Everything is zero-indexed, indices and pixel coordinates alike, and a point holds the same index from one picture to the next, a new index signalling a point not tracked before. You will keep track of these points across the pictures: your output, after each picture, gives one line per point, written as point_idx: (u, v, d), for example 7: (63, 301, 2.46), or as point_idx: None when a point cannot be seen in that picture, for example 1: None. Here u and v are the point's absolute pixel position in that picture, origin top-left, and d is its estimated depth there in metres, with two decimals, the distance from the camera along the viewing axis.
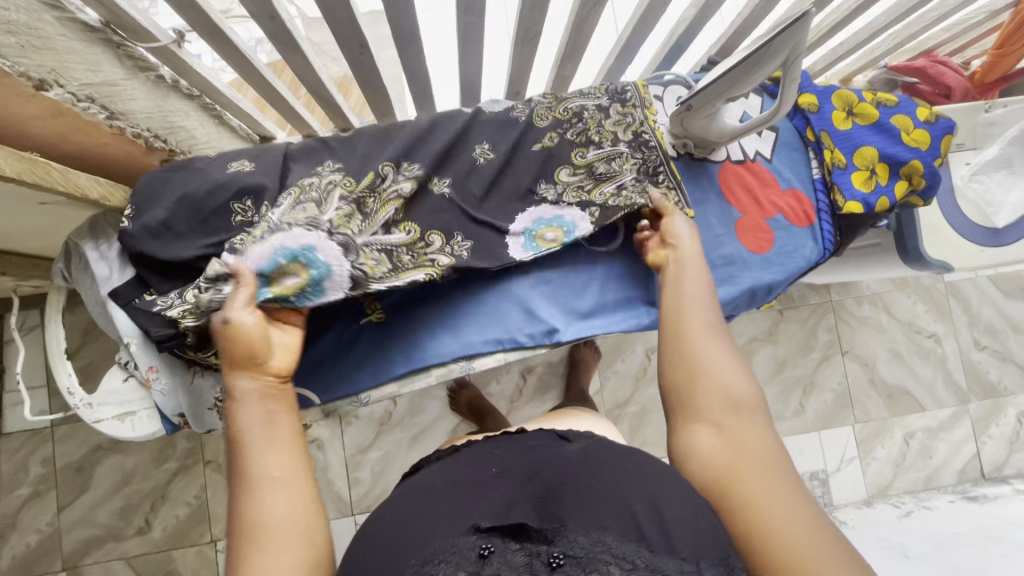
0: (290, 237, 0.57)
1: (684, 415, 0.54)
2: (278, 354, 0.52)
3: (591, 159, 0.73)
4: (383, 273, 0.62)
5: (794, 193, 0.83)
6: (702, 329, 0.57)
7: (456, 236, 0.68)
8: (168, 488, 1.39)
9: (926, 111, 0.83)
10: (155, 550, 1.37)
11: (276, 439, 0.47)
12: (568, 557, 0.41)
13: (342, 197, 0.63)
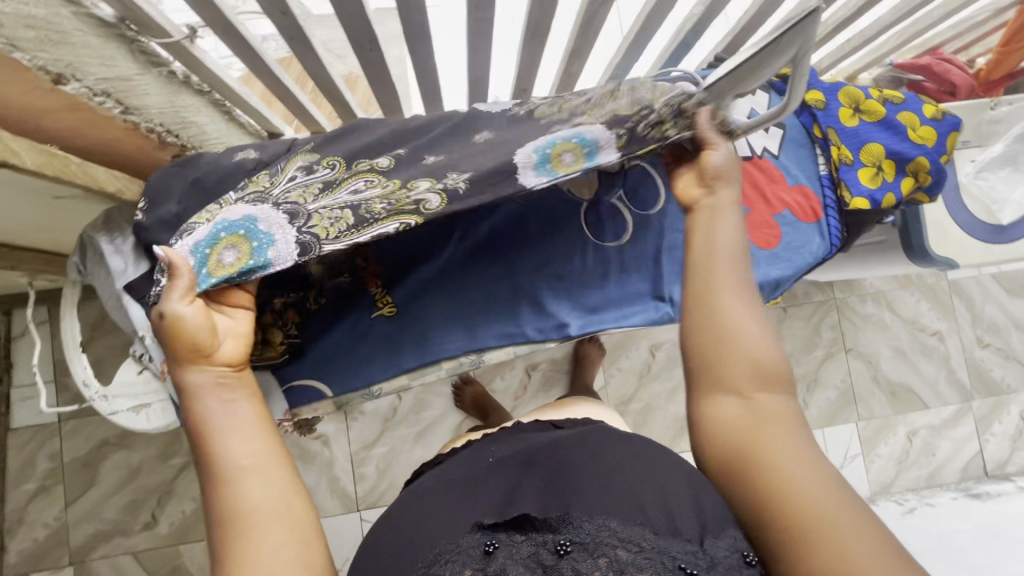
0: (227, 218, 0.55)
1: (704, 383, 0.50)
2: (226, 341, 0.51)
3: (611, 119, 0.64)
4: (341, 232, 0.55)
5: (801, 189, 0.84)
6: (730, 292, 0.51)
7: (450, 176, 0.59)
8: (175, 483, 1.39)
9: (932, 107, 0.83)
10: (162, 545, 1.38)
11: (240, 427, 0.47)
12: (574, 543, 0.41)
13: (306, 171, 0.61)
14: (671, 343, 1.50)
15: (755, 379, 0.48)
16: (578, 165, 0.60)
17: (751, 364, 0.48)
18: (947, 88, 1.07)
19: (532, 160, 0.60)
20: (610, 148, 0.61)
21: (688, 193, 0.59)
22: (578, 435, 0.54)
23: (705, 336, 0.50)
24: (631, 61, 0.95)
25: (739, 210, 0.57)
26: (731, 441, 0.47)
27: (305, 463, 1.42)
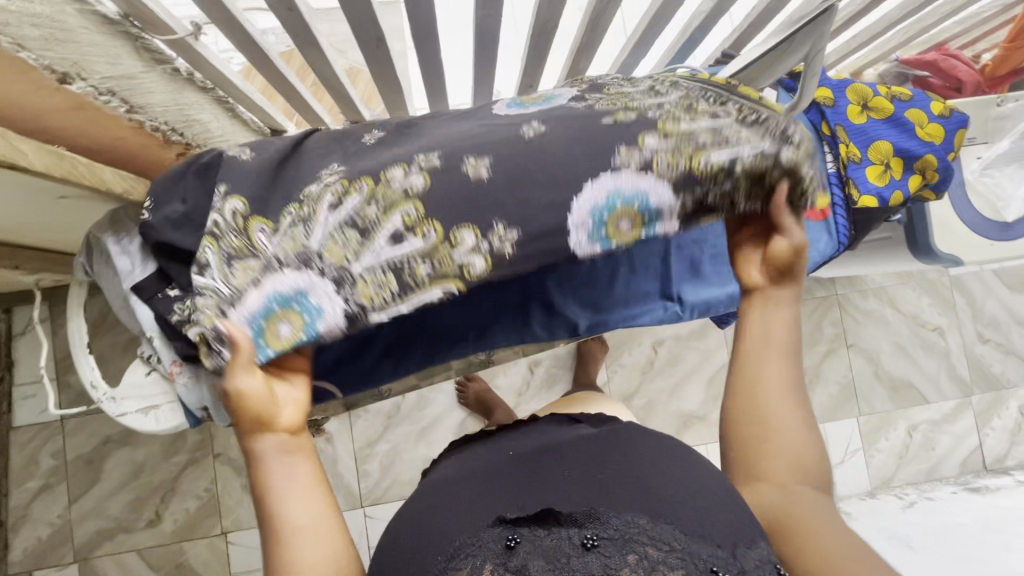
0: (277, 288, 0.51)
1: (746, 472, 0.49)
2: (287, 408, 0.46)
3: (689, 128, 0.51)
4: (386, 301, 0.51)
5: (809, 186, 0.83)
6: (779, 374, 0.49)
7: (496, 227, 0.51)
8: (178, 481, 1.40)
9: (940, 104, 0.83)
10: (166, 542, 1.38)
11: (308, 496, 0.43)
12: (603, 538, 0.42)
13: (332, 205, 0.51)
14: (674, 339, 1.50)
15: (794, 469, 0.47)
16: (635, 236, 0.53)
17: (790, 455, 0.47)
18: (954, 84, 1.09)
19: (587, 224, 0.51)
20: (673, 220, 0.52)
21: (750, 279, 0.52)
22: (608, 432, 0.54)
23: (749, 421, 0.49)
24: (638, 58, 0.94)
25: (800, 300, 0.51)
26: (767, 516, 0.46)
27: None
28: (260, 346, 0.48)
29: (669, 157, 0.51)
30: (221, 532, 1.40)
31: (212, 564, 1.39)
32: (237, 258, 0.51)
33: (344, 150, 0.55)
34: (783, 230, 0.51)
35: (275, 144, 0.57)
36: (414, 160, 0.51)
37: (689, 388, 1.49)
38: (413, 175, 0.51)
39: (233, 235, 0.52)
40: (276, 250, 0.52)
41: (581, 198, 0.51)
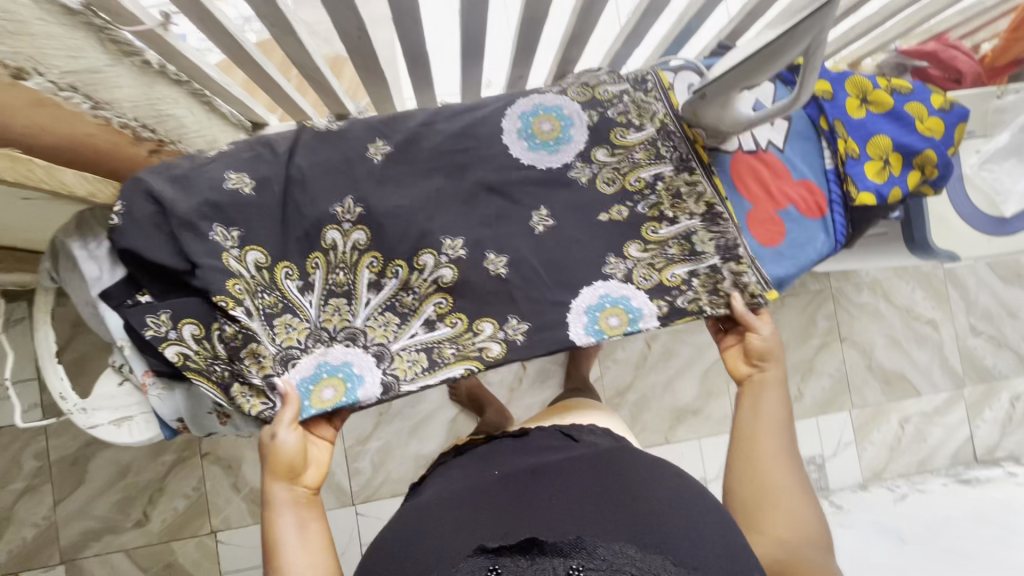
0: (328, 359, 0.64)
1: (747, 524, 0.58)
2: (311, 469, 0.59)
3: (666, 235, 0.72)
4: (416, 373, 0.65)
5: (805, 183, 0.80)
6: (779, 445, 0.62)
7: (510, 319, 0.67)
8: (166, 480, 1.38)
9: (941, 98, 0.81)
10: (155, 542, 1.37)
11: (305, 552, 0.54)
12: (590, 568, 0.41)
13: (371, 280, 0.65)
14: (667, 334, 1.49)
15: (793, 527, 0.57)
16: (622, 330, 0.69)
17: (788, 509, 0.58)
18: (952, 75, 1.05)
19: (583, 320, 0.68)
20: (653, 317, 0.69)
21: (739, 370, 0.71)
22: (597, 455, 0.56)
23: (759, 481, 0.60)
24: (631, 48, 0.90)
25: (785, 385, 0.67)
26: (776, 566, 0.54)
27: None
28: (306, 406, 0.62)
29: (610, 171, 0.72)
30: (211, 531, 1.38)
31: (202, 564, 1.37)
32: (269, 300, 0.62)
33: (370, 187, 0.65)
34: (754, 328, 0.70)
35: (277, 183, 0.63)
36: (443, 248, 0.66)
37: (683, 383, 1.48)
38: (444, 267, 0.66)
39: (246, 271, 0.61)
40: (320, 322, 0.64)
41: (580, 297, 0.69)
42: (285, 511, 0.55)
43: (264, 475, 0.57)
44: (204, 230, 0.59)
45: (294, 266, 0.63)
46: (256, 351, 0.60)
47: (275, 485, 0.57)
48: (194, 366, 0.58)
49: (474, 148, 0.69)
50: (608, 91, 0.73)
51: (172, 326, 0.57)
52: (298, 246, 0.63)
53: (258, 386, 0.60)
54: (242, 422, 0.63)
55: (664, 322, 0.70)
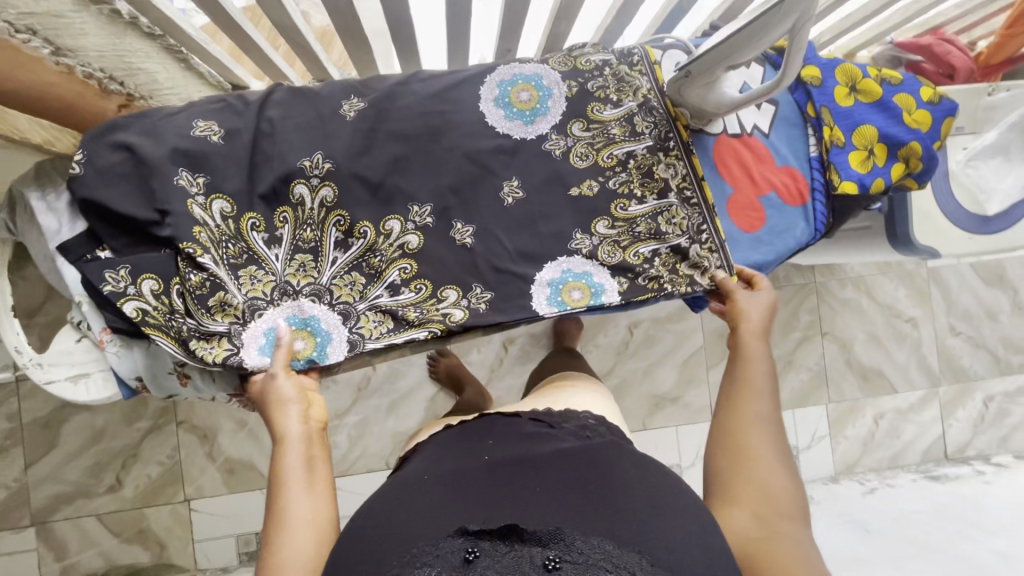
0: (295, 312, 0.62)
1: (722, 498, 0.54)
2: (315, 408, 0.57)
3: (635, 213, 0.71)
4: (382, 333, 0.64)
5: (788, 170, 0.79)
6: (762, 413, 0.59)
7: (474, 288, 0.66)
8: (140, 447, 1.37)
9: (930, 91, 0.81)
10: (127, 508, 1.36)
11: (314, 486, 0.51)
12: (565, 562, 0.40)
13: (337, 239, 0.63)
14: (650, 322, 1.48)
15: (764, 496, 0.53)
16: (584, 303, 0.68)
17: (764, 477, 0.54)
18: (946, 70, 1.04)
19: (546, 292, 0.68)
20: (614, 292, 0.69)
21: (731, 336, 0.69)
22: (590, 446, 0.53)
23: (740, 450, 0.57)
24: (622, 23, 0.88)
25: (768, 344, 0.66)
26: (743, 538, 0.50)
27: None
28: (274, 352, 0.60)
29: (584, 146, 0.71)
30: (184, 499, 1.38)
31: (174, 531, 1.37)
32: (232, 251, 0.60)
33: (342, 147, 0.63)
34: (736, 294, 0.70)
35: (247, 135, 0.62)
36: (410, 214, 0.65)
37: (663, 370, 1.49)
38: (410, 233, 0.65)
39: (211, 221, 0.59)
40: (285, 275, 0.62)
41: (543, 271, 0.68)
42: (298, 443, 0.53)
43: (271, 414, 0.55)
44: (170, 175, 0.58)
45: (259, 217, 0.61)
46: (222, 300, 0.59)
47: (285, 421, 0.55)
48: (151, 321, 0.56)
49: (452, 117, 0.68)
50: (589, 61, 0.73)
51: (132, 280, 0.56)
52: (263, 199, 0.61)
53: (210, 329, 0.58)
54: (205, 385, 0.61)
55: (626, 300, 0.69)
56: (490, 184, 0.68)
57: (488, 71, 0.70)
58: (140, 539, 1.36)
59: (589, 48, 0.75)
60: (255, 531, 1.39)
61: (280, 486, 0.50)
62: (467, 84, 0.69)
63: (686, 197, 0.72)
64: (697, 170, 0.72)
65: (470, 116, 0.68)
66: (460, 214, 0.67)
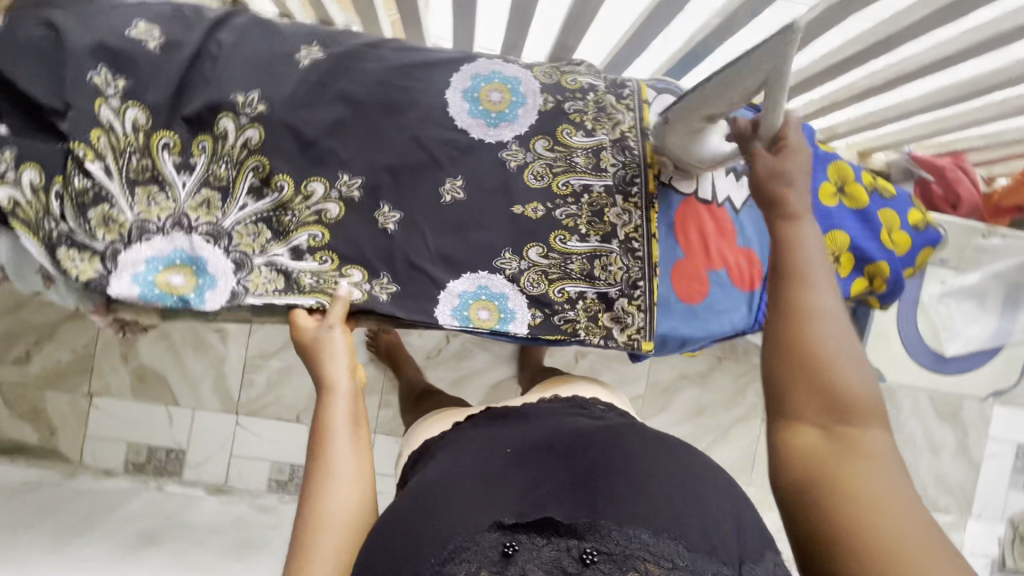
0: (187, 247, 0.58)
1: (781, 416, 0.41)
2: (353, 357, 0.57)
3: (572, 248, 0.68)
4: (268, 291, 0.60)
5: (748, 252, 0.75)
6: (815, 305, 0.42)
7: (381, 276, 0.64)
8: (57, 329, 1.35)
9: (919, 215, 0.79)
10: (29, 385, 1.34)
11: (357, 444, 0.51)
12: (602, 553, 0.39)
13: (253, 185, 0.60)
14: (597, 357, 1.45)
15: (828, 409, 0.39)
16: (489, 325, 0.65)
17: (833, 391, 0.39)
18: (951, 199, 0.99)
19: (453, 303, 0.65)
20: (524, 323, 0.67)
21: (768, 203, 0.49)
22: (611, 429, 0.51)
23: (785, 364, 0.41)
24: (633, 55, 0.85)
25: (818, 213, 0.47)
26: (800, 468, 0.39)
27: (197, 352, 1.39)
28: (148, 282, 0.56)
29: (543, 165, 0.67)
30: (88, 393, 1.36)
31: (68, 420, 1.36)
32: (134, 167, 0.56)
33: (283, 94, 0.59)
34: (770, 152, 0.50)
35: (186, 50, 0.57)
36: (337, 182, 0.62)
37: None
38: (331, 201, 0.62)
39: (118, 128, 0.55)
40: (184, 207, 0.58)
41: (457, 281, 0.65)
42: (345, 398, 0.53)
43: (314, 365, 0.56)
44: (85, 68, 0.54)
45: (174, 138, 0.57)
46: (107, 215, 0.55)
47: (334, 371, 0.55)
48: (20, 215, 0.52)
49: (412, 96, 0.64)
50: (575, 82, 0.69)
51: (14, 166, 0.52)
52: (185, 121, 0.58)
53: (83, 241, 0.55)
54: (66, 292, 0.57)
55: (532, 334, 0.67)
56: (432, 176, 0.65)
57: (466, 61, 0.66)
58: (31, 418, 1.34)
59: (582, 68, 0.71)
60: (148, 444, 1.38)
61: (326, 436, 0.50)
62: (438, 68, 0.65)
63: (631, 248, 0.69)
64: (650, 226, 0.69)
65: (432, 101, 0.64)
66: (389, 198, 0.64)
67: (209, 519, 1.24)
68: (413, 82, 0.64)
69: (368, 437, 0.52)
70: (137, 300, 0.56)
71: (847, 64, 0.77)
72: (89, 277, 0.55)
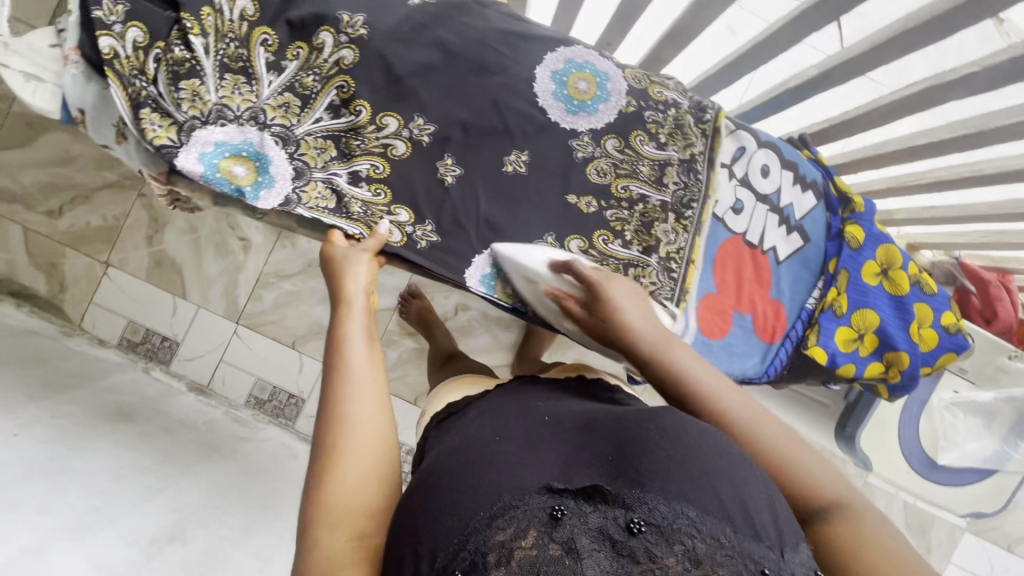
0: (254, 142, 0.59)
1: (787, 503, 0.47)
2: (365, 270, 0.58)
3: (613, 251, 0.69)
4: (319, 207, 0.61)
5: (776, 305, 0.77)
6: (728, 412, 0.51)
7: (425, 223, 0.65)
8: (95, 193, 1.38)
9: (953, 318, 0.79)
10: (53, 239, 1.38)
11: (372, 357, 0.53)
12: (648, 524, 0.40)
13: (333, 102, 0.61)
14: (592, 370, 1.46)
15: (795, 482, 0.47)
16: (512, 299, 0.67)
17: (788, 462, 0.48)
18: (987, 314, 0.99)
19: (485, 268, 0.66)
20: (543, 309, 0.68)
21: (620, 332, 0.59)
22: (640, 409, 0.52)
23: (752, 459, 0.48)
24: (720, 84, 0.84)
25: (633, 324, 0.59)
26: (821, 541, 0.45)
27: (217, 254, 1.42)
28: (212, 165, 0.57)
29: (608, 163, 0.69)
30: (105, 262, 1.40)
31: (80, 282, 1.39)
32: (232, 55, 0.57)
33: (387, 24, 0.60)
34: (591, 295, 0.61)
35: None
36: (410, 123, 0.64)
37: None
38: (400, 140, 0.64)
39: (225, 12, 0.56)
40: (265, 105, 0.60)
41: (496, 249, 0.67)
42: (359, 311, 0.55)
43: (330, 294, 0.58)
44: None
45: (274, 38, 0.59)
46: (195, 90, 0.56)
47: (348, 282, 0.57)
48: (116, 67, 0.52)
49: (506, 61, 0.65)
50: (661, 94, 0.70)
51: (122, 21, 0.52)
52: (289, 23, 0.59)
53: (161, 109, 0.55)
54: (135, 153, 0.58)
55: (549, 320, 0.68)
56: (499, 144, 0.66)
57: (565, 43, 0.67)
58: (46, 270, 1.38)
59: (671, 82, 0.71)
60: (148, 327, 1.41)
61: (343, 347, 0.52)
62: (538, 40, 0.66)
63: (668, 268, 0.70)
64: (692, 252, 0.71)
65: (522, 72, 0.65)
66: (455, 151, 0.65)
67: (184, 412, 1.26)
68: (510, 51, 0.65)
69: (380, 353, 0.54)
70: (197, 178, 0.56)
71: (931, 150, 0.76)
72: (161, 137, 0.54)
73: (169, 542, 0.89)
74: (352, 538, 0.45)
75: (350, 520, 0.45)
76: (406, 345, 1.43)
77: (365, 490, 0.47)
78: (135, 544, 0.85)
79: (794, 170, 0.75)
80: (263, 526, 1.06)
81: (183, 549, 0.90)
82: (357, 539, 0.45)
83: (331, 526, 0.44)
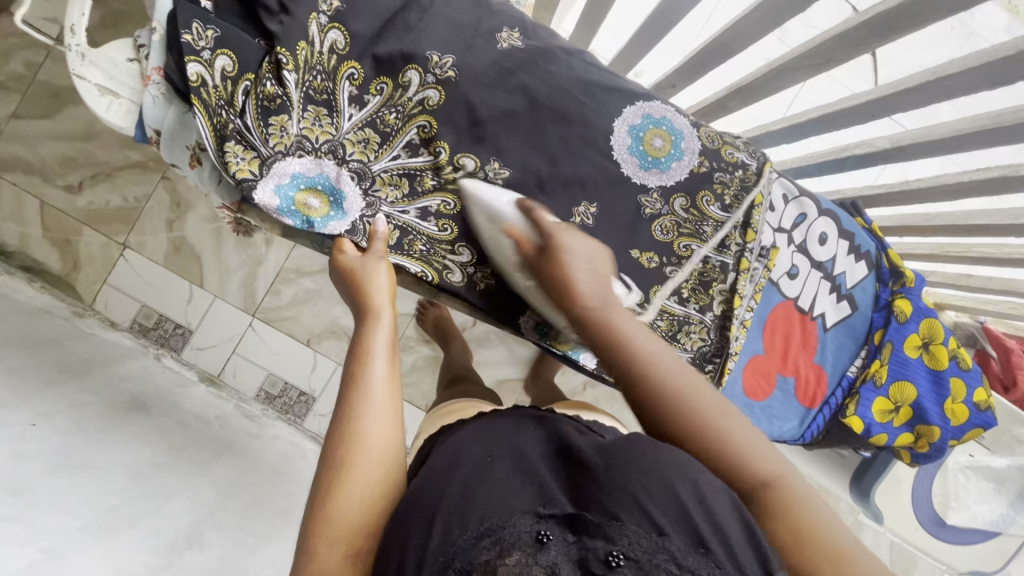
0: (329, 175, 0.58)
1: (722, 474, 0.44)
2: (382, 275, 0.56)
3: (667, 306, 0.71)
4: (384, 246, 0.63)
5: (820, 371, 0.79)
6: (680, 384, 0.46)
7: (487, 264, 0.65)
8: (116, 172, 1.34)
9: (984, 395, 0.80)
10: (69, 215, 1.34)
11: (391, 371, 0.50)
12: (628, 560, 0.35)
13: (412, 140, 0.60)
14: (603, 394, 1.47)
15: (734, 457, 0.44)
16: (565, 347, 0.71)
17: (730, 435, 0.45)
18: (1007, 381, 1.00)
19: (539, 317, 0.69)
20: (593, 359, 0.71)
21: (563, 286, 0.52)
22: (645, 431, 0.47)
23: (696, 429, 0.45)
24: (779, 140, 0.85)
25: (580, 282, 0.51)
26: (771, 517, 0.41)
27: (238, 245, 1.39)
28: (287, 199, 0.56)
29: (672, 221, 0.68)
30: (122, 243, 1.37)
31: (94, 261, 1.36)
32: (317, 89, 0.56)
33: (473, 66, 0.59)
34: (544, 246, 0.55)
35: None
36: (487, 166, 0.63)
37: None
38: (473, 182, 0.62)
39: (315, 46, 0.54)
40: (344, 139, 0.59)
41: None
42: (386, 322, 0.53)
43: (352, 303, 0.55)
44: None
45: (360, 72, 0.58)
46: (281, 123, 0.54)
47: (375, 280, 0.55)
48: (203, 95, 0.50)
49: (586, 109, 0.64)
50: (733, 154, 0.68)
51: (211, 48, 0.50)
52: (376, 59, 0.57)
53: (238, 136, 0.53)
54: (208, 178, 0.57)
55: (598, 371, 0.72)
56: (571, 194, 0.66)
57: (646, 97, 0.66)
58: (60, 247, 1.34)
59: (741, 143, 0.70)
60: (161, 312, 1.39)
61: (365, 356, 0.50)
62: (619, 91, 0.65)
63: (720, 326, 0.72)
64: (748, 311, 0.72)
65: (600, 124, 0.64)
66: (528, 181, 0.64)
67: (196, 406, 1.23)
68: (589, 101, 0.63)
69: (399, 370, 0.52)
70: (272, 210, 0.56)
71: (988, 230, 0.77)
72: (241, 170, 0.53)
73: (188, 547, 0.87)
74: (348, 555, 0.41)
75: (350, 537, 0.42)
76: (422, 353, 1.43)
77: (367, 508, 0.43)
78: (156, 548, 0.84)
79: (850, 240, 0.75)
80: (276, 533, 1.05)
81: (201, 555, 0.88)
82: (354, 556, 0.41)
83: (330, 541, 0.41)
